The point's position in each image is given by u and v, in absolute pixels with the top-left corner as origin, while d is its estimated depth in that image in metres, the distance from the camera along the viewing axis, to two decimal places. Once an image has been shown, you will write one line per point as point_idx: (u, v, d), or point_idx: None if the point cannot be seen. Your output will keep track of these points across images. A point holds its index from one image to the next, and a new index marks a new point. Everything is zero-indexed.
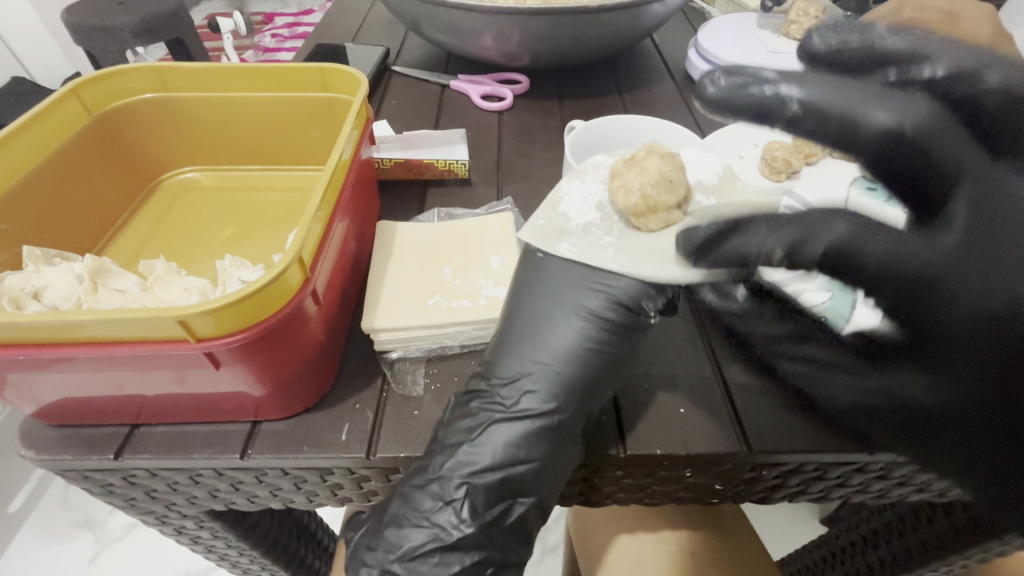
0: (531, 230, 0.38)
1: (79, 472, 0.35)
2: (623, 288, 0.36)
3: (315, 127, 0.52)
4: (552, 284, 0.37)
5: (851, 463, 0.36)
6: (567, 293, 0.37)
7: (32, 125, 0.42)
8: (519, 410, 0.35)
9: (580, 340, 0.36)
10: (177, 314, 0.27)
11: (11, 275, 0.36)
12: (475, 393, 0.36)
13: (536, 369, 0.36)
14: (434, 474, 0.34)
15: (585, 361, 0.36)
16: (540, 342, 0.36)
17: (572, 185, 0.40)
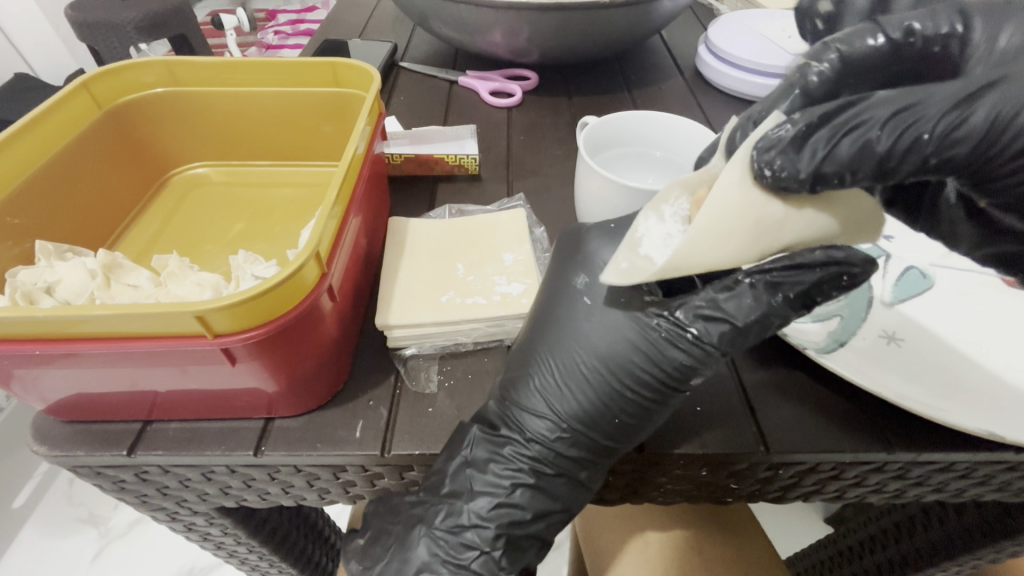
0: (613, 276, 0.33)
1: (91, 468, 0.35)
2: (667, 356, 0.33)
3: (326, 122, 0.51)
4: (590, 335, 0.36)
5: (869, 463, 0.35)
6: (602, 343, 0.35)
7: (43, 118, 0.42)
8: (540, 455, 0.36)
9: (601, 400, 0.35)
10: (194, 309, 0.27)
11: (24, 270, 0.36)
12: (500, 432, 0.36)
13: (560, 421, 0.35)
14: (468, 521, 0.35)
15: (603, 420, 0.34)
16: (565, 397, 0.35)
17: (649, 223, 0.33)
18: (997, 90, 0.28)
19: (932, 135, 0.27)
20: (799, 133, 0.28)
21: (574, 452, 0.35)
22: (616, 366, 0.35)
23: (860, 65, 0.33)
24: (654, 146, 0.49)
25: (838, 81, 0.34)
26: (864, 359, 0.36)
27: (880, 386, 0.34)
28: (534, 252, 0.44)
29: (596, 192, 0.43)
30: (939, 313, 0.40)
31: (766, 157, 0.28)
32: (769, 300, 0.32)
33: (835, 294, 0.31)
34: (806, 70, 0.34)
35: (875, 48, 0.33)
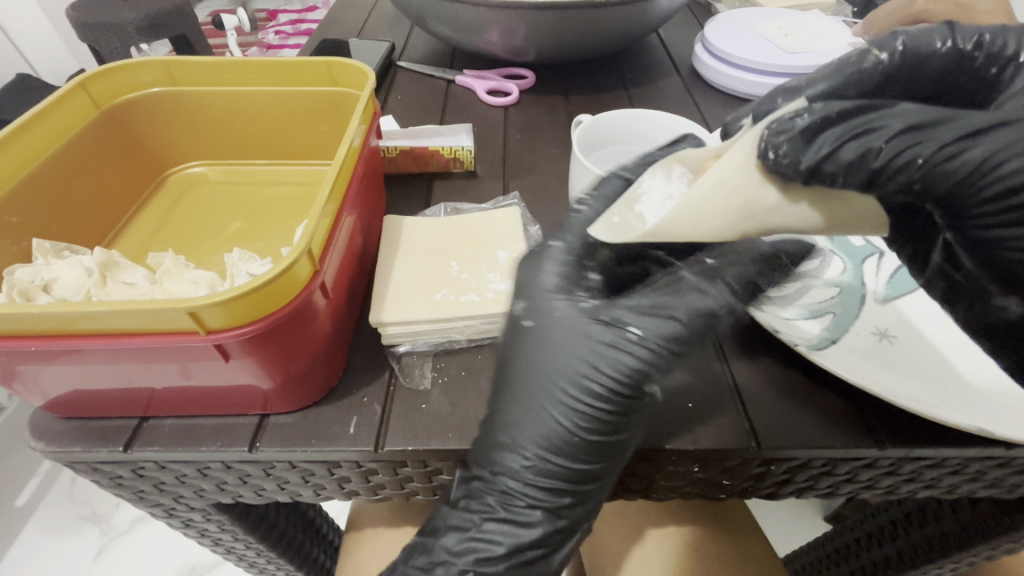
0: (603, 227, 0.35)
1: (88, 464, 0.36)
2: (616, 370, 0.35)
3: (322, 121, 0.52)
4: (542, 361, 0.36)
5: (860, 459, 0.36)
6: (560, 370, 0.36)
7: (41, 118, 0.42)
8: (523, 490, 0.36)
9: (571, 428, 0.35)
10: (187, 306, 0.27)
11: (22, 268, 0.36)
12: (478, 474, 0.36)
13: (535, 456, 0.36)
14: (439, 557, 0.37)
15: (579, 447, 0.35)
16: (535, 430, 0.35)
17: (655, 182, 0.36)
18: (1002, 130, 0.29)
19: (926, 162, 0.28)
20: (812, 125, 0.29)
21: (555, 482, 0.36)
22: (574, 390, 0.35)
23: (919, 62, 0.33)
24: (647, 145, 0.49)
25: (890, 78, 0.33)
26: (856, 356, 0.36)
27: (869, 384, 0.34)
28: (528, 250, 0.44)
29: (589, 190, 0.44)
30: (934, 314, 0.40)
31: (774, 140, 0.29)
32: (716, 291, 0.36)
33: (777, 276, 0.39)
34: (872, 51, 0.33)
35: (942, 50, 0.33)
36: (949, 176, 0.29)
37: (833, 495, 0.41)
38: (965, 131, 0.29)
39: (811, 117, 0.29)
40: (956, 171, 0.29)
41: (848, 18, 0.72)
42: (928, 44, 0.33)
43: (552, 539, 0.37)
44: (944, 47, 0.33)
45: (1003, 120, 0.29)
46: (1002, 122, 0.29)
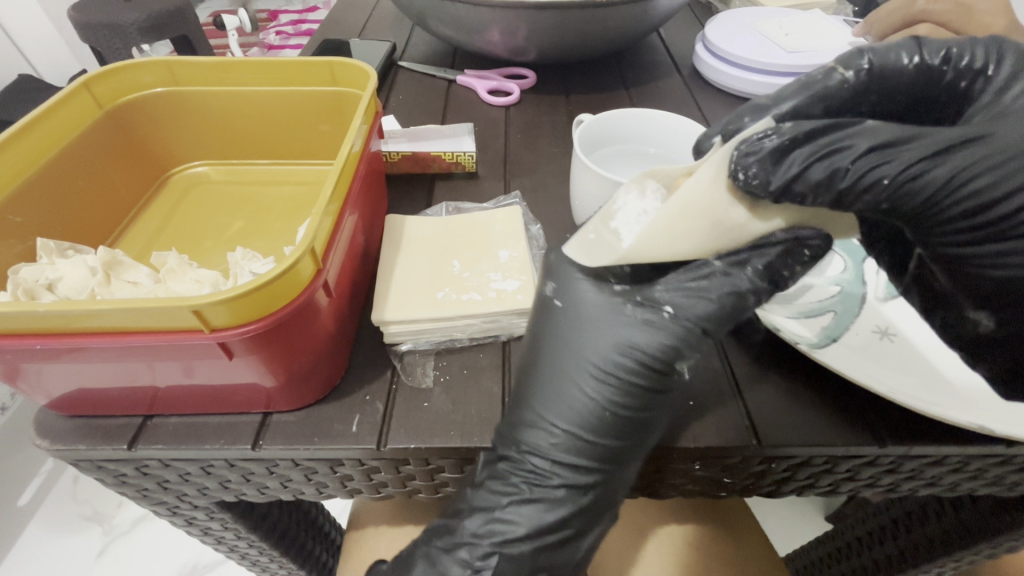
0: (579, 244, 0.36)
1: (92, 462, 0.36)
2: (651, 348, 0.35)
3: (324, 121, 0.52)
4: (575, 338, 0.36)
5: (860, 456, 0.36)
6: (590, 346, 0.36)
7: (45, 118, 0.43)
8: (549, 469, 0.36)
9: (601, 405, 0.35)
10: (191, 304, 0.28)
11: (27, 268, 0.36)
12: (504, 456, 0.36)
13: (563, 434, 0.36)
14: (462, 539, 0.37)
15: (608, 425, 0.35)
16: (564, 408, 0.36)
17: (628, 199, 0.34)
18: (969, 149, 0.30)
19: (896, 180, 0.30)
20: (780, 146, 0.30)
21: (582, 462, 0.36)
22: (606, 368, 0.35)
23: (891, 78, 0.34)
24: (647, 146, 0.49)
25: (860, 94, 0.34)
26: (856, 354, 0.36)
27: (870, 380, 0.34)
28: (529, 249, 0.44)
29: (590, 190, 0.44)
30: None
31: (743, 161, 0.30)
32: (744, 276, 0.34)
33: (798, 268, 0.34)
34: (836, 73, 0.33)
35: (906, 67, 0.34)
36: (926, 194, 0.31)
37: (834, 492, 0.41)
38: (931, 149, 0.30)
39: (774, 143, 0.30)
40: (925, 187, 0.30)
41: (849, 17, 0.72)
42: (894, 60, 0.33)
43: (563, 538, 0.36)
44: (907, 64, 0.33)
45: (965, 138, 0.30)
46: (967, 141, 0.30)
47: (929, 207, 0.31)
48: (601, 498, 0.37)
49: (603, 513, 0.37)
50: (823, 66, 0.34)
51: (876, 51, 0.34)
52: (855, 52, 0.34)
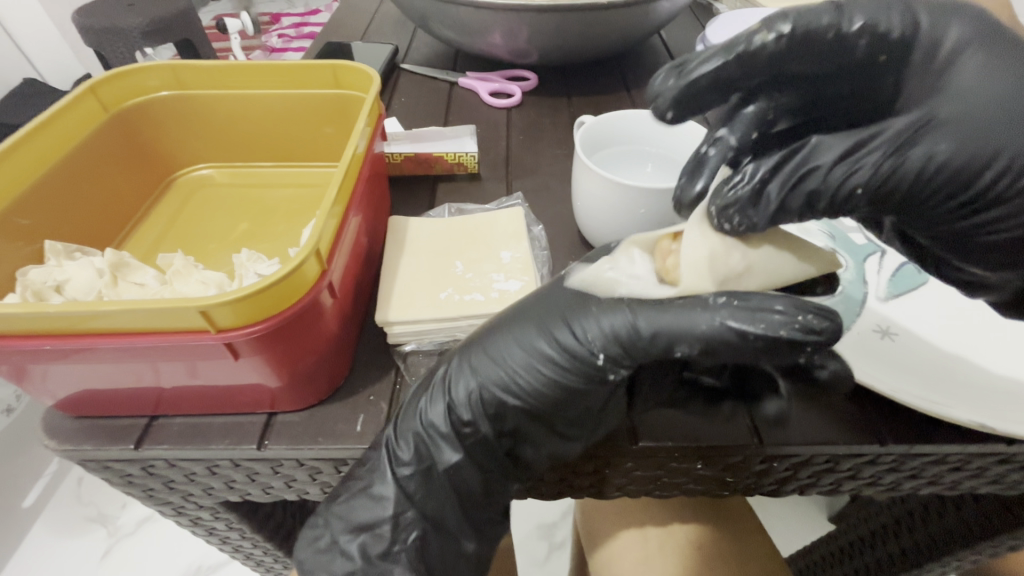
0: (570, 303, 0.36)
1: (100, 462, 0.36)
2: (588, 339, 0.34)
3: (326, 124, 0.52)
4: (532, 312, 0.36)
5: (862, 456, 0.36)
6: (556, 310, 0.36)
7: (51, 122, 0.43)
8: (458, 428, 0.36)
9: (528, 364, 0.35)
10: (199, 305, 0.28)
11: (34, 270, 0.37)
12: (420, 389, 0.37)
13: (481, 383, 0.36)
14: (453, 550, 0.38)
15: (528, 387, 0.35)
16: (499, 354, 0.36)
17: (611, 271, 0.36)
18: (929, 136, 0.30)
19: (866, 185, 0.31)
20: (753, 190, 0.31)
21: (489, 410, 0.36)
22: (552, 335, 0.35)
23: (812, 41, 0.30)
24: (644, 146, 0.50)
25: (783, 59, 0.31)
26: (857, 355, 0.36)
27: (872, 380, 0.34)
28: (531, 250, 0.45)
29: (593, 191, 0.44)
30: (927, 314, 0.40)
31: (725, 215, 0.32)
32: (720, 311, 0.31)
33: (797, 327, 0.30)
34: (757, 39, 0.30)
35: (825, 33, 0.30)
36: (898, 189, 0.31)
37: (836, 492, 0.41)
38: (894, 146, 0.30)
39: (747, 190, 0.31)
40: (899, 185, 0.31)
41: None
42: (815, 23, 0.30)
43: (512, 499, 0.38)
44: (824, 32, 0.30)
45: (917, 124, 0.30)
46: (924, 129, 0.30)
47: (914, 197, 0.31)
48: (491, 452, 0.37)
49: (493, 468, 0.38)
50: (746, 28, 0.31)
51: (791, 16, 0.30)
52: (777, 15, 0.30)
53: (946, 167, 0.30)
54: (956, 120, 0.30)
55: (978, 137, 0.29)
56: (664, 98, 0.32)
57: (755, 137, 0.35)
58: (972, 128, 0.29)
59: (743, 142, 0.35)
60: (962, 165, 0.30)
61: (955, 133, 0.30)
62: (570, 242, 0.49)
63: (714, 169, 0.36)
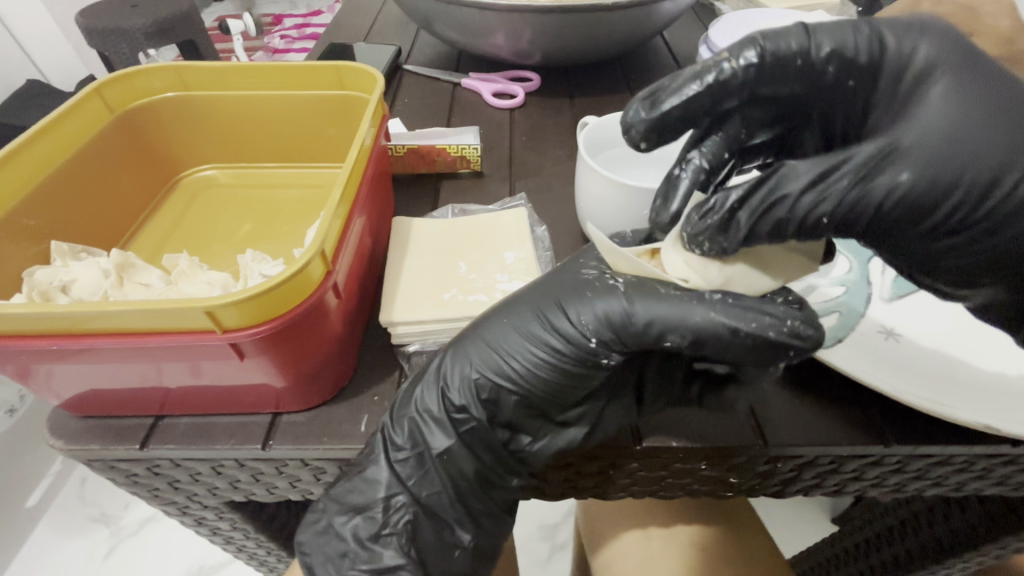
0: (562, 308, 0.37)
1: (105, 462, 0.36)
2: (581, 322, 0.34)
3: (330, 125, 0.52)
4: (529, 300, 0.37)
5: (867, 457, 0.36)
6: (552, 297, 0.36)
7: (57, 123, 0.43)
8: (452, 415, 0.36)
9: (523, 347, 0.35)
10: (204, 305, 0.28)
11: (41, 270, 0.37)
12: (418, 377, 0.37)
13: (477, 367, 0.36)
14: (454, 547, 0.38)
15: (522, 372, 0.35)
16: (495, 338, 0.36)
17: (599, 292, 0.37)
18: (893, 163, 0.29)
19: (833, 214, 0.30)
20: (721, 221, 0.30)
21: (484, 396, 0.36)
22: (547, 319, 0.35)
23: (783, 66, 0.32)
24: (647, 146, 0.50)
25: (753, 82, 0.32)
26: (862, 356, 0.36)
27: (876, 380, 0.34)
28: (534, 250, 0.45)
29: (596, 192, 0.44)
30: (924, 316, 0.40)
31: (696, 242, 0.32)
32: (711, 309, 0.32)
33: (786, 327, 0.31)
34: (726, 65, 0.32)
35: (794, 57, 0.32)
36: (864, 218, 0.30)
37: (842, 492, 0.41)
38: (861, 173, 0.29)
39: (716, 220, 0.30)
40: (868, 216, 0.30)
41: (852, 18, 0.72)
42: (784, 46, 0.32)
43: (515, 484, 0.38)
44: (794, 54, 0.32)
45: (883, 151, 0.29)
46: (887, 155, 0.29)
47: (885, 221, 0.30)
48: (487, 444, 0.37)
49: (488, 465, 0.37)
50: (712, 55, 0.32)
51: (755, 43, 0.32)
52: (742, 43, 0.32)
53: (909, 196, 0.29)
54: (921, 146, 0.29)
55: (943, 164, 0.29)
56: (636, 130, 0.33)
57: (727, 156, 0.35)
58: (937, 158, 0.29)
59: (716, 160, 0.35)
60: (930, 194, 0.29)
61: (921, 162, 0.29)
62: (573, 243, 0.49)
63: (687, 194, 0.34)
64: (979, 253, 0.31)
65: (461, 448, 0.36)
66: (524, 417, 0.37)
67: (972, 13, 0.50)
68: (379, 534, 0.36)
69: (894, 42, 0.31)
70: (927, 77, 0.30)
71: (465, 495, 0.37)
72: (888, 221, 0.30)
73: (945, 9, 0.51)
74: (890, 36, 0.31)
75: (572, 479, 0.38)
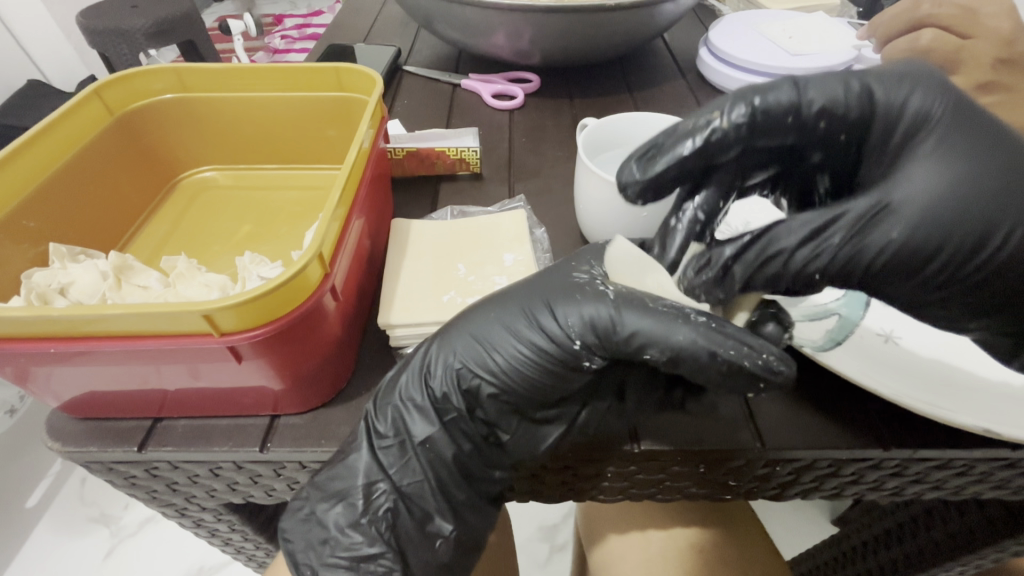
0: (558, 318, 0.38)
1: (103, 464, 0.36)
2: (568, 324, 0.34)
3: (329, 126, 0.52)
4: (521, 297, 0.36)
5: (865, 460, 0.36)
6: (542, 295, 0.36)
7: (56, 124, 0.43)
8: (431, 403, 0.36)
9: (507, 342, 0.35)
10: (201, 309, 0.28)
11: (39, 272, 0.37)
12: (404, 365, 0.37)
13: (461, 360, 0.36)
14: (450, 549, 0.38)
15: (504, 371, 0.35)
16: (481, 331, 0.36)
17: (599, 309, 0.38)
18: (884, 220, 0.29)
19: (826, 271, 0.30)
20: (716, 277, 0.32)
21: (465, 389, 0.36)
22: (534, 318, 0.35)
23: (773, 119, 0.32)
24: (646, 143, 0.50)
25: (746, 139, 0.33)
26: (862, 359, 0.36)
27: (876, 383, 0.35)
28: (533, 252, 0.45)
29: (595, 195, 0.44)
30: None
31: (696, 293, 0.34)
32: (691, 332, 0.31)
33: (760, 364, 0.30)
34: (715, 125, 0.32)
35: (784, 112, 0.32)
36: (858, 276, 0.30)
37: (840, 496, 0.41)
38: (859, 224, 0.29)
39: (712, 276, 0.32)
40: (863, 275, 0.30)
41: (852, 19, 0.72)
42: (774, 101, 0.32)
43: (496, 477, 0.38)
44: (783, 110, 0.32)
45: (876, 209, 0.29)
46: (878, 212, 0.29)
47: (880, 279, 0.30)
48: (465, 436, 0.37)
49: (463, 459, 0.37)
50: (702, 113, 0.33)
51: (747, 100, 0.32)
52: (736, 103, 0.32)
53: (901, 254, 0.29)
54: (915, 203, 0.29)
55: (937, 218, 0.28)
56: (631, 190, 0.33)
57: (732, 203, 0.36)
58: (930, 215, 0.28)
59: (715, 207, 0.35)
60: (926, 249, 0.29)
61: (916, 216, 0.29)
62: (572, 244, 0.49)
63: (682, 245, 0.36)
64: (974, 301, 0.30)
65: (444, 437, 0.36)
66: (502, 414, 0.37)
67: (971, 14, 0.50)
68: (358, 523, 0.35)
69: (885, 90, 0.32)
70: (918, 130, 0.31)
71: (447, 483, 0.37)
72: (883, 280, 0.30)
73: (945, 11, 0.51)
74: (879, 85, 0.32)
75: (564, 480, 0.38)
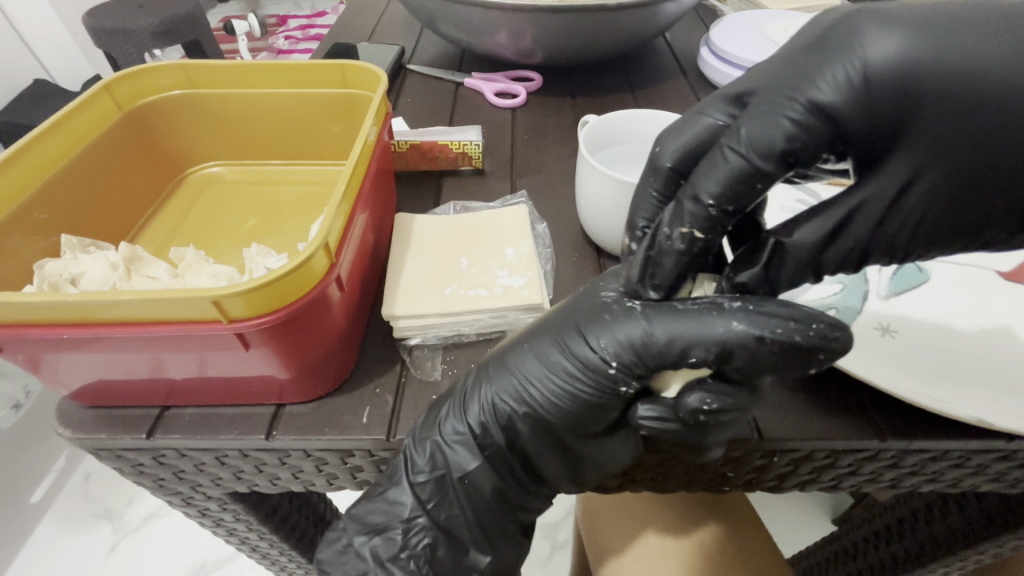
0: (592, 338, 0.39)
1: (112, 451, 0.37)
2: (601, 347, 0.34)
3: (334, 122, 0.53)
4: (548, 329, 0.37)
5: (862, 451, 0.36)
6: (572, 322, 0.36)
7: (66, 120, 0.44)
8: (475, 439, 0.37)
9: (545, 378, 0.36)
10: (212, 295, 0.29)
11: (51, 262, 0.38)
12: (447, 398, 0.37)
13: (497, 398, 0.36)
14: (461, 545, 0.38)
15: (544, 405, 0.36)
16: (514, 369, 0.36)
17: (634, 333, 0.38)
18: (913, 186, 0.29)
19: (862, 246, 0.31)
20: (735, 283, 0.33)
21: (508, 423, 0.37)
22: (568, 350, 0.35)
23: (736, 187, 0.29)
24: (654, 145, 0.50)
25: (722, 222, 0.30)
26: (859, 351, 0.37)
27: (874, 376, 0.35)
28: (534, 246, 0.45)
29: (596, 191, 0.44)
30: (928, 313, 0.40)
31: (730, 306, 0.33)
32: (731, 324, 0.30)
33: (813, 334, 0.29)
34: (669, 236, 0.31)
35: (754, 183, 0.29)
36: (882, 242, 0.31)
37: (837, 490, 0.41)
38: (882, 209, 0.30)
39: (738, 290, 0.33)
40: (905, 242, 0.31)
41: None
42: (718, 182, 0.29)
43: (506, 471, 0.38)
44: (750, 184, 0.29)
45: (901, 184, 0.29)
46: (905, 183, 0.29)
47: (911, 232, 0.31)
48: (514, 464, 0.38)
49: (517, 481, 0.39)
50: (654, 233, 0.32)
51: (683, 195, 0.31)
52: (666, 176, 0.33)
53: (939, 203, 0.30)
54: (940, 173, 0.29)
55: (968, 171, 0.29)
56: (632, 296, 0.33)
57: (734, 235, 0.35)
58: (968, 164, 0.29)
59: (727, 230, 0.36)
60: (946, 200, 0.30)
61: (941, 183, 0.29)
62: (573, 241, 0.50)
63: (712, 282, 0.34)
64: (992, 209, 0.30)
65: (485, 469, 0.37)
66: (549, 443, 0.37)
67: None
68: (396, 557, 0.37)
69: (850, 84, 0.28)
70: (910, 101, 0.28)
71: (475, 500, 0.38)
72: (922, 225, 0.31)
73: None
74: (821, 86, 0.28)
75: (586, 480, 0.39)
